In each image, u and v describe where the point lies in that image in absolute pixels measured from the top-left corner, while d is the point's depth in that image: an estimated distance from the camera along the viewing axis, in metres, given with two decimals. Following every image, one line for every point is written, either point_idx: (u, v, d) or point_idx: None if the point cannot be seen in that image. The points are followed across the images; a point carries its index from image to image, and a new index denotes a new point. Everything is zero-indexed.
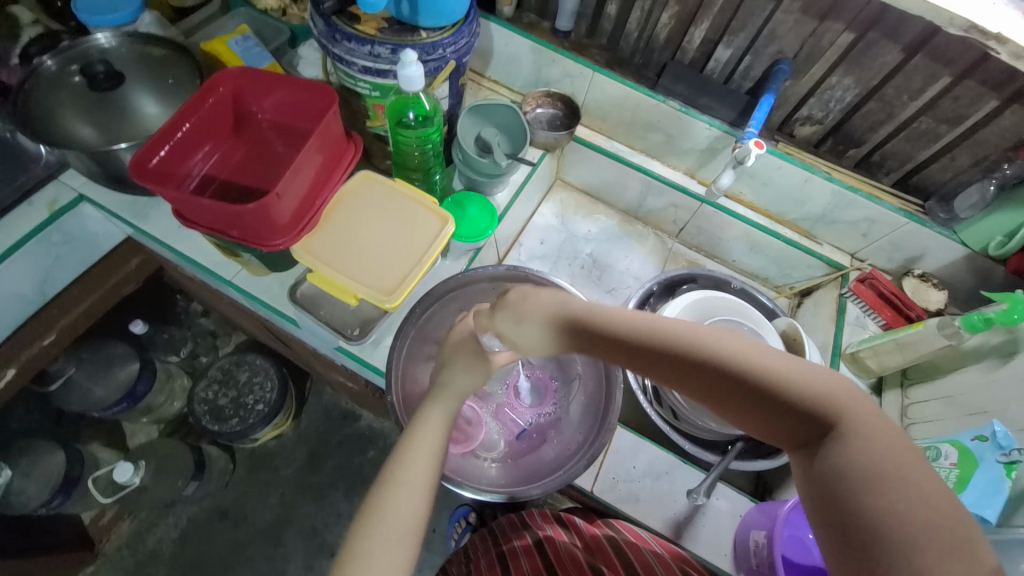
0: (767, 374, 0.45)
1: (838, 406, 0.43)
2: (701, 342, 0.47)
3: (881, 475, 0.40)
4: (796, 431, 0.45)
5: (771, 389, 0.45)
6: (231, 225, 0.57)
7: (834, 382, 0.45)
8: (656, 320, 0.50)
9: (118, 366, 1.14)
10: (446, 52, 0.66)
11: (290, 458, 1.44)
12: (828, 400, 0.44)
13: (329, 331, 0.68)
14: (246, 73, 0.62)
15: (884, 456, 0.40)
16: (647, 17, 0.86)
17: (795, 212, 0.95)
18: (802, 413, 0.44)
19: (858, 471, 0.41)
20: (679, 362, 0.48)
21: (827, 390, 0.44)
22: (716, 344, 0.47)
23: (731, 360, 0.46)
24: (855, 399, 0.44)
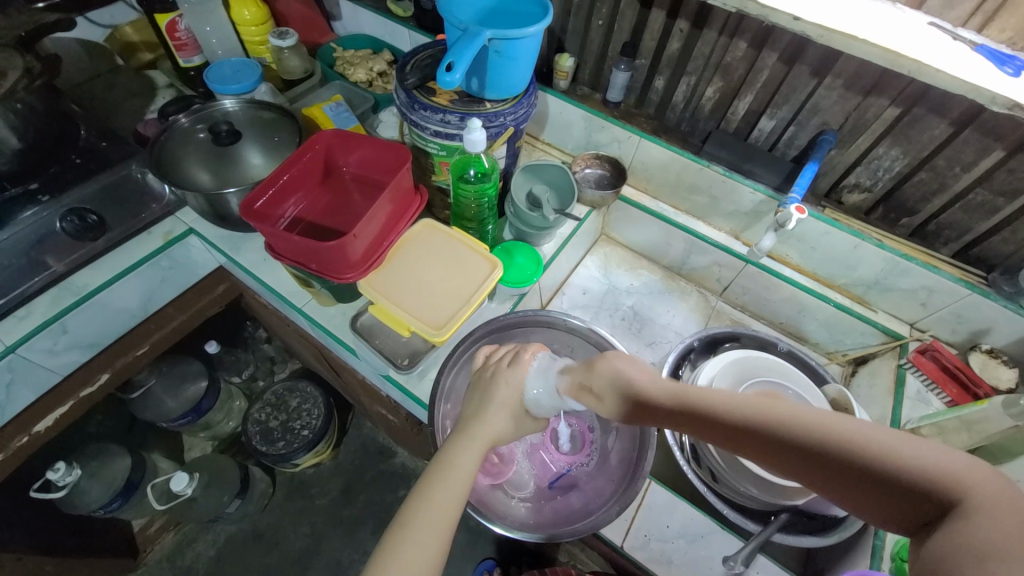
0: (886, 451, 0.44)
1: (962, 486, 0.41)
2: (809, 423, 0.47)
3: (1010, 555, 0.37)
4: (914, 514, 0.43)
5: (889, 467, 0.43)
6: (312, 259, 0.66)
7: (958, 462, 0.42)
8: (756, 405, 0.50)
9: (189, 382, 1.26)
10: (507, 120, 0.75)
11: (326, 487, 1.47)
12: (949, 479, 0.42)
13: (382, 359, 0.73)
14: (338, 134, 0.74)
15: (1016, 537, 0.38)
16: (693, 91, 0.93)
17: (846, 277, 0.93)
18: (921, 491, 0.42)
19: (966, 553, 0.38)
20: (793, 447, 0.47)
21: (952, 469, 0.42)
22: (828, 426, 0.46)
23: (843, 441, 0.45)
24: (981, 479, 0.41)
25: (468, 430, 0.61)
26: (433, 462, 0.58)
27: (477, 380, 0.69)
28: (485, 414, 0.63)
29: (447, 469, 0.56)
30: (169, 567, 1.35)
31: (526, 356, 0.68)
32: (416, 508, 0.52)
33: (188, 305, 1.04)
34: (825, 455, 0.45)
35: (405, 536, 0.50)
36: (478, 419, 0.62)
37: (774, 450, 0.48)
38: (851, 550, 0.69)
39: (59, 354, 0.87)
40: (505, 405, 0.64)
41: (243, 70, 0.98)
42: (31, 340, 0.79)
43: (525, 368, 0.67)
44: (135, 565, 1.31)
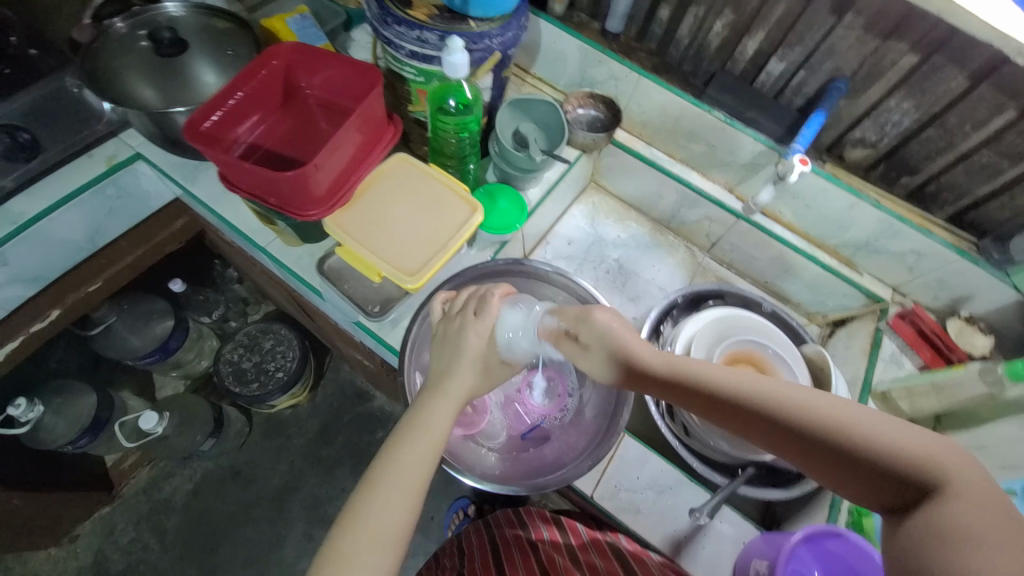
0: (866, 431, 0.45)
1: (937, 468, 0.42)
2: (795, 400, 0.49)
3: (985, 538, 0.37)
4: (891, 493, 0.44)
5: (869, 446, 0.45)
6: (270, 193, 0.60)
7: (936, 448, 0.43)
8: (744, 380, 0.52)
9: (155, 321, 1.21)
10: (493, 43, 0.66)
11: (303, 428, 1.48)
12: (922, 460, 0.43)
13: (351, 304, 0.69)
14: (299, 48, 0.65)
15: (991, 519, 0.38)
16: (700, 24, 0.84)
17: (837, 238, 0.91)
18: (900, 471, 0.43)
19: (951, 529, 0.38)
20: (778, 423, 0.49)
21: (931, 454, 0.43)
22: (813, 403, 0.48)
23: (822, 415, 0.47)
24: (960, 464, 0.42)
25: (441, 390, 0.60)
26: (407, 421, 0.58)
27: (443, 333, 0.65)
28: (453, 371, 0.61)
29: (417, 429, 0.57)
30: (145, 501, 1.36)
31: (494, 303, 0.65)
32: (385, 469, 0.53)
33: (144, 240, 0.97)
34: (802, 427, 0.48)
35: (372, 493, 0.51)
36: (448, 379, 0.60)
37: (752, 420, 0.51)
38: (809, 502, 0.72)
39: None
40: (476, 360, 0.62)
41: None
42: None
43: (492, 316, 0.64)
44: (111, 497, 1.32)
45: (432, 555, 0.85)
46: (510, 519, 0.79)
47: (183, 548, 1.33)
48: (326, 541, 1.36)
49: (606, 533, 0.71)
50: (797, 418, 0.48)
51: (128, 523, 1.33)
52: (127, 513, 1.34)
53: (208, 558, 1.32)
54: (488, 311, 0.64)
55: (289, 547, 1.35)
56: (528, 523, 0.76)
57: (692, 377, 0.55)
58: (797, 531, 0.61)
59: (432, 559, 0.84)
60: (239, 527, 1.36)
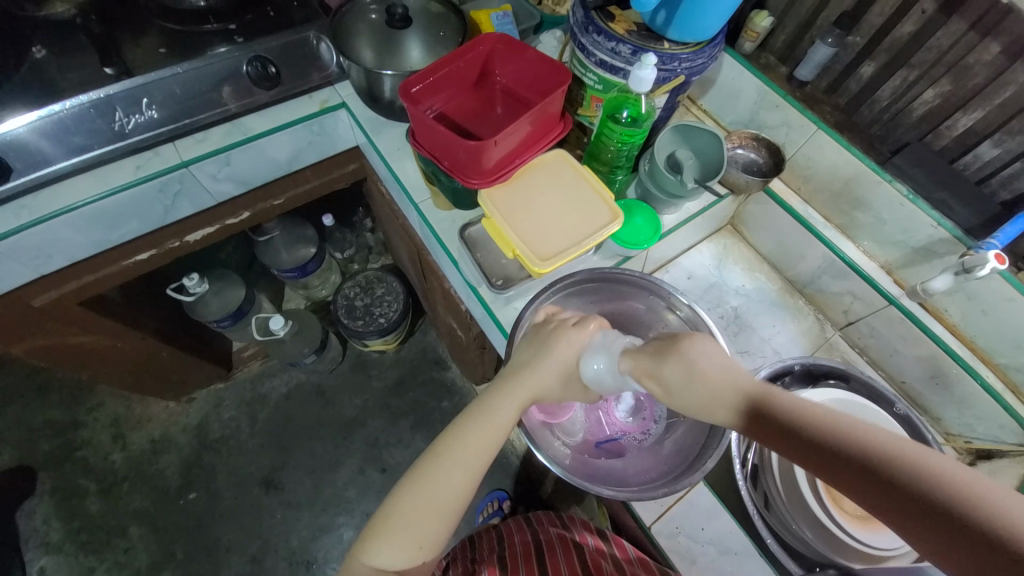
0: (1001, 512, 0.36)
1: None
2: (907, 455, 0.40)
3: None
4: None
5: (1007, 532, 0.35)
6: (446, 156, 0.68)
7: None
8: (850, 421, 0.43)
9: (301, 245, 1.41)
10: (681, 66, 0.68)
11: (383, 373, 1.62)
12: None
13: (478, 271, 0.76)
14: (505, 39, 0.72)
15: None
16: (906, 88, 0.78)
17: (1011, 358, 0.78)
18: None
19: None
20: (884, 483, 0.40)
21: None
22: (936, 466, 0.39)
23: (948, 483, 0.38)
24: None
25: (514, 381, 0.64)
26: (478, 404, 0.64)
27: (535, 334, 0.69)
28: (532, 364, 0.65)
29: (485, 415, 0.63)
30: (249, 389, 1.59)
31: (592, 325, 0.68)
32: (454, 443, 0.61)
33: (324, 173, 1.14)
34: (913, 491, 0.39)
35: (438, 462, 0.60)
36: (527, 372, 0.65)
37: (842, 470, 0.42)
38: None
39: (216, 182, 1.00)
40: (559, 362, 0.65)
41: None
42: (202, 162, 0.92)
43: (585, 336, 0.66)
44: (227, 377, 1.57)
45: (470, 538, 0.88)
46: (552, 520, 0.84)
47: (263, 439, 1.53)
48: (373, 480, 1.48)
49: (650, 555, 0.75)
50: (902, 474, 0.40)
51: (232, 402, 1.57)
52: (233, 394, 1.58)
53: (279, 455, 1.51)
54: (587, 324, 0.68)
55: (343, 472, 1.49)
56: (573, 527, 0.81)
57: (778, 405, 0.47)
58: None
59: (471, 538, 0.88)
60: (309, 440, 1.53)
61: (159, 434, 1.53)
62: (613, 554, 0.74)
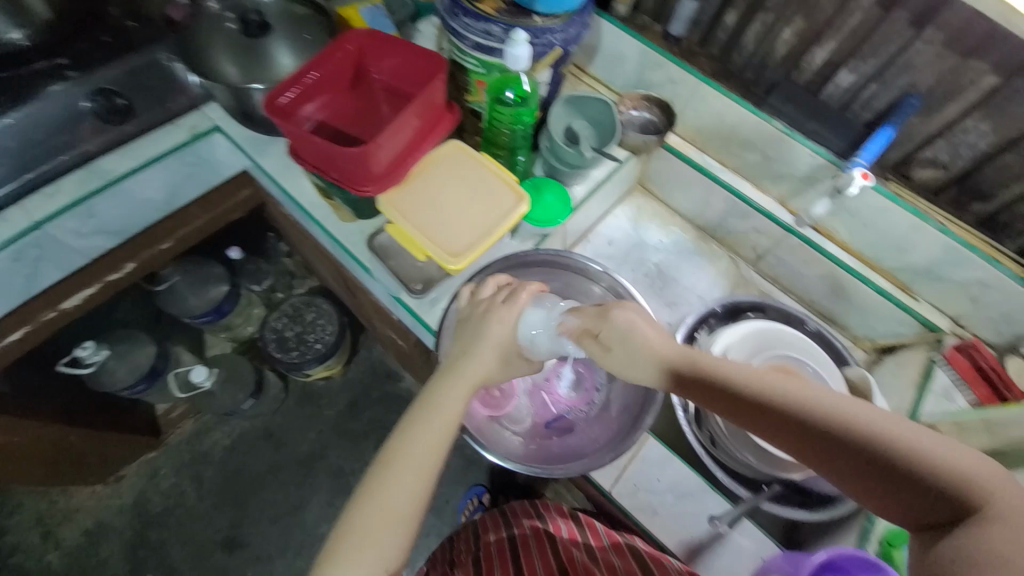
0: (917, 448, 0.47)
1: (985, 485, 0.44)
2: (841, 409, 0.50)
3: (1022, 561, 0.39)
4: (931, 511, 0.45)
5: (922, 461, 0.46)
6: (332, 167, 0.64)
7: (978, 465, 0.45)
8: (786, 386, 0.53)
9: (212, 285, 1.28)
10: (555, 39, 0.68)
11: (334, 400, 1.54)
12: (970, 479, 0.45)
13: (395, 280, 0.73)
14: (373, 35, 0.69)
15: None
16: (768, 30, 0.82)
17: (894, 261, 0.87)
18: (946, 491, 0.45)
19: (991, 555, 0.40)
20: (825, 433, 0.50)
21: (973, 478, 0.45)
22: (866, 417, 0.49)
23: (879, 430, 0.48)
24: (999, 486, 0.44)
25: (454, 369, 0.63)
26: (422, 399, 0.61)
27: (467, 318, 0.67)
28: (471, 353, 0.63)
29: (432, 411, 0.60)
30: (188, 450, 1.46)
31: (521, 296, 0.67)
32: (402, 443, 0.58)
33: (215, 205, 1.03)
34: (853, 441, 0.49)
35: (390, 468, 0.56)
36: (464, 360, 0.63)
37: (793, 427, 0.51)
38: (838, 526, 0.69)
39: (85, 236, 0.90)
40: (496, 344, 0.64)
41: None
42: (61, 218, 0.82)
43: (518, 307, 0.65)
44: (158, 443, 1.43)
45: (448, 542, 0.86)
46: (528, 510, 0.80)
47: (216, 499, 1.42)
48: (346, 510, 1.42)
49: (625, 534, 0.71)
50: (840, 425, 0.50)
51: (171, 468, 1.44)
52: (171, 460, 1.45)
53: (238, 510, 1.40)
54: (515, 302, 0.66)
55: (311, 511, 1.42)
56: (546, 515, 0.77)
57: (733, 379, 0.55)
58: (818, 555, 0.58)
59: (447, 543, 0.86)
60: (268, 486, 1.44)
61: (92, 523, 1.37)
62: (586, 542, 0.70)
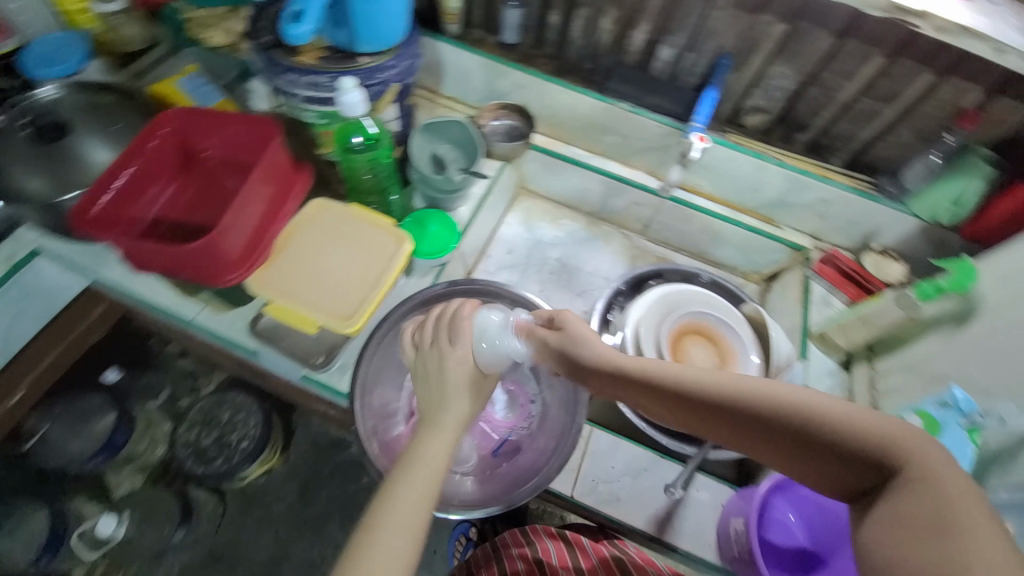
0: (816, 412, 0.41)
1: (891, 447, 0.39)
2: (745, 390, 0.44)
3: (951, 529, 0.34)
4: (851, 481, 0.41)
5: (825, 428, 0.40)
6: (181, 266, 0.57)
7: (881, 420, 0.40)
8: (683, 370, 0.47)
9: (94, 418, 1.13)
10: (389, 75, 0.67)
11: (281, 493, 1.25)
12: (882, 442, 0.39)
13: (292, 360, 0.67)
14: (187, 113, 0.63)
15: (954, 511, 0.35)
16: (590, 22, 0.88)
17: (753, 199, 0.96)
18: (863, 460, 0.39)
19: (920, 524, 0.35)
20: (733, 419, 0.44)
21: (887, 442, 0.39)
22: (758, 390, 0.43)
23: (788, 407, 0.42)
24: (917, 444, 0.38)
25: (433, 419, 0.54)
26: (403, 458, 0.51)
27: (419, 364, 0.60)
28: (445, 399, 0.55)
29: (411, 466, 0.49)
30: None
31: (467, 315, 0.60)
32: (385, 511, 0.46)
33: (62, 337, 0.93)
34: (763, 421, 0.43)
35: (369, 543, 0.44)
36: (438, 405, 0.54)
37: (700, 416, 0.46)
38: None
39: None
40: (460, 386, 0.56)
41: (67, 46, 0.81)
42: None
43: (468, 331, 0.59)
44: None
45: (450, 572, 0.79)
46: (518, 538, 0.71)
47: None
48: None
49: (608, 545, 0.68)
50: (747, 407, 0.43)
51: None
52: None
53: None
54: (463, 333, 0.59)
55: None
56: (534, 540, 0.70)
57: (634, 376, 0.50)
58: (766, 484, 0.66)
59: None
60: None
61: None
62: (578, 567, 0.64)
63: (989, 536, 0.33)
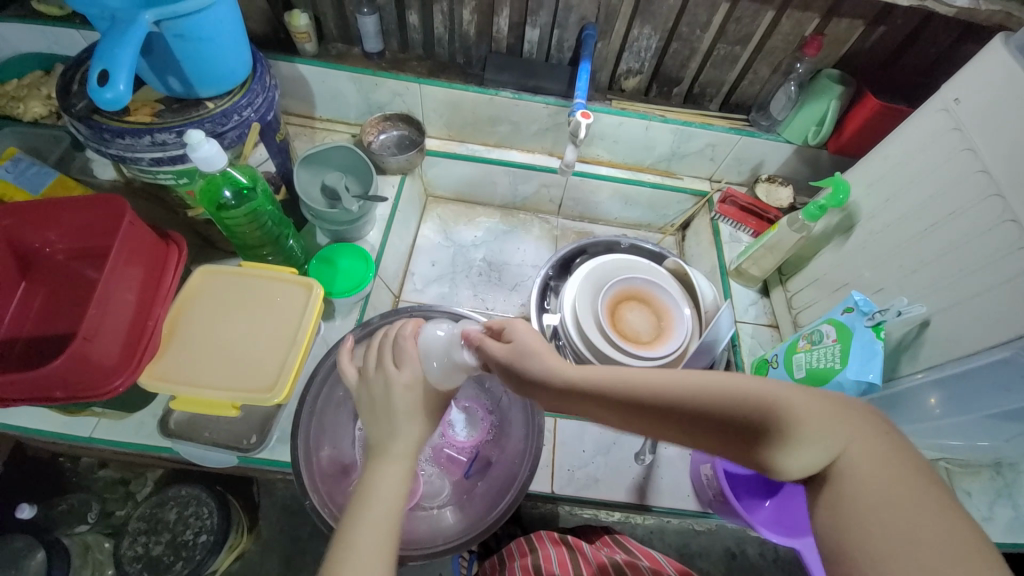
0: (752, 401, 0.35)
1: (829, 433, 0.33)
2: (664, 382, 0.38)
3: (889, 506, 0.31)
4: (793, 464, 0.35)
5: (765, 421, 0.34)
6: (51, 387, 0.48)
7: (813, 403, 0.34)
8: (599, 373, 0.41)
9: (19, 564, 0.91)
10: (246, 113, 0.61)
11: (262, 573, 1.10)
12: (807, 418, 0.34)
13: (220, 450, 0.60)
14: (7, 209, 0.53)
15: (890, 483, 0.32)
16: (451, 17, 0.85)
17: (650, 157, 1.00)
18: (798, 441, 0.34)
19: (863, 506, 0.32)
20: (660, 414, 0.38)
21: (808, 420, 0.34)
22: (687, 379, 0.37)
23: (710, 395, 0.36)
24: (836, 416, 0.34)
25: (382, 450, 0.48)
26: (352, 500, 0.45)
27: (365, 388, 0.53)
28: (390, 429, 0.49)
29: (362, 507, 0.43)
30: None
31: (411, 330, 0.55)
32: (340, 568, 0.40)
33: None
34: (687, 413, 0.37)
35: None
36: (386, 436, 0.48)
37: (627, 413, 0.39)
38: None
39: None
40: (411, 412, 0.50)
41: None
42: None
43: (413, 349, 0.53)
44: None
45: None
46: (522, 548, 0.72)
47: None
48: None
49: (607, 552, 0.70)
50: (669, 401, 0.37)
51: None
52: None
53: None
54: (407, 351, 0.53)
55: None
56: (537, 547, 0.71)
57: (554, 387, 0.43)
58: None
59: None
60: None
61: None
62: (579, 571, 0.65)
63: (942, 528, 0.29)
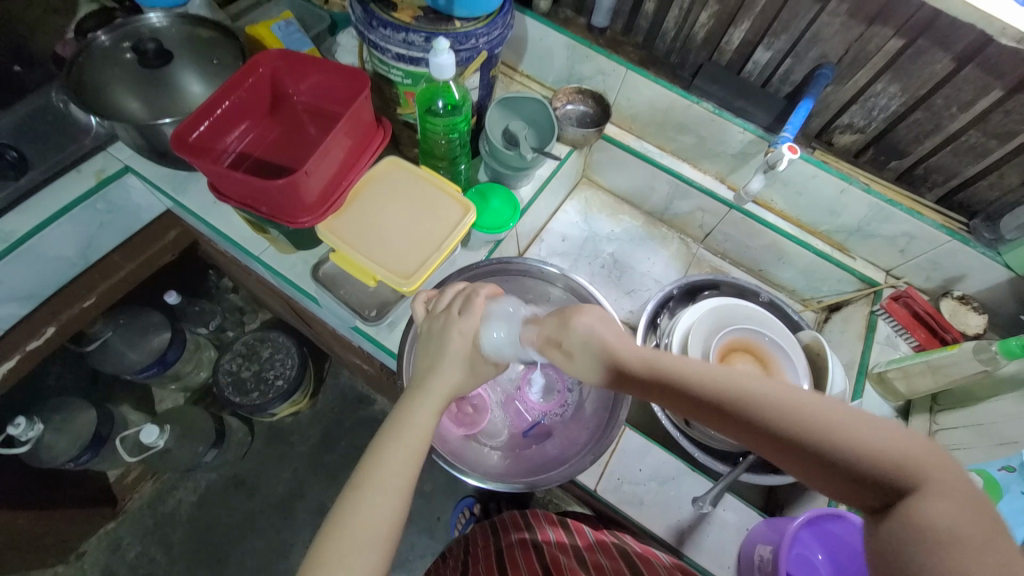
0: (841, 432, 0.41)
1: (914, 468, 0.39)
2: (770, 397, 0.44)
3: (965, 540, 0.35)
4: (866, 494, 0.40)
5: (853, 449, 0.40)
6: (261, 201, 0.60)
7: (919, 447, 0.39)
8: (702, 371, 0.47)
9: (152, 333, 1.10)
10: (480, 42, 0.66)
11: (306, 434, 1.30)
12: (898, 454, 0.39)
13: (348, 310, 0.69)
14: (284, 55, 0.65)
15: (969, 522, 0.36)
16: (686, 15, 0.84)
17: (829, 224, 0.91)
18: (877, 474, 0.40)
19: (932, 533, 0.36)
20: (755, 426, 0.44)
21: (897, 454, 0.39)
22: (792, 402, 0.43)
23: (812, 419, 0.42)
24: (931, 460, 0.39)
25: (420, 387, 0.56)
26: (391, 419, 0.54)
27: (427, 332, 0.61)
28: (433, 369, 0.57)
29: (396, 431, 0.52)
30: (151, 514, 1.20)
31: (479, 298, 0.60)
32: (371, 467, 0.49)
33: (137, 252, 0.99)
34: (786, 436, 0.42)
35: (359, 490, 0.48)
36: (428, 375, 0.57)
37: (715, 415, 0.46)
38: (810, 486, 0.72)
39: None
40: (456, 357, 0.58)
41: None
42: None
43: (478, 311, 0.59)
44: (115, 513, 1.17)
45: (439, 556, 0.82)
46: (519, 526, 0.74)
47: (190, 562, 1.16)
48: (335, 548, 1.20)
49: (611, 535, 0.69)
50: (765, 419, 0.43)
51: (135, 537, 1.18)
52: (132, 527, 1.18)
53: None
54: (473, 311, 0.59)
55: (296, 555, 1.18)
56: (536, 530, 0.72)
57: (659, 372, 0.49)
58: (800, 517, 0.63)
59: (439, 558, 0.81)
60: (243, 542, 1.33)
61: None
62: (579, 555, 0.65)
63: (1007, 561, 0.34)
